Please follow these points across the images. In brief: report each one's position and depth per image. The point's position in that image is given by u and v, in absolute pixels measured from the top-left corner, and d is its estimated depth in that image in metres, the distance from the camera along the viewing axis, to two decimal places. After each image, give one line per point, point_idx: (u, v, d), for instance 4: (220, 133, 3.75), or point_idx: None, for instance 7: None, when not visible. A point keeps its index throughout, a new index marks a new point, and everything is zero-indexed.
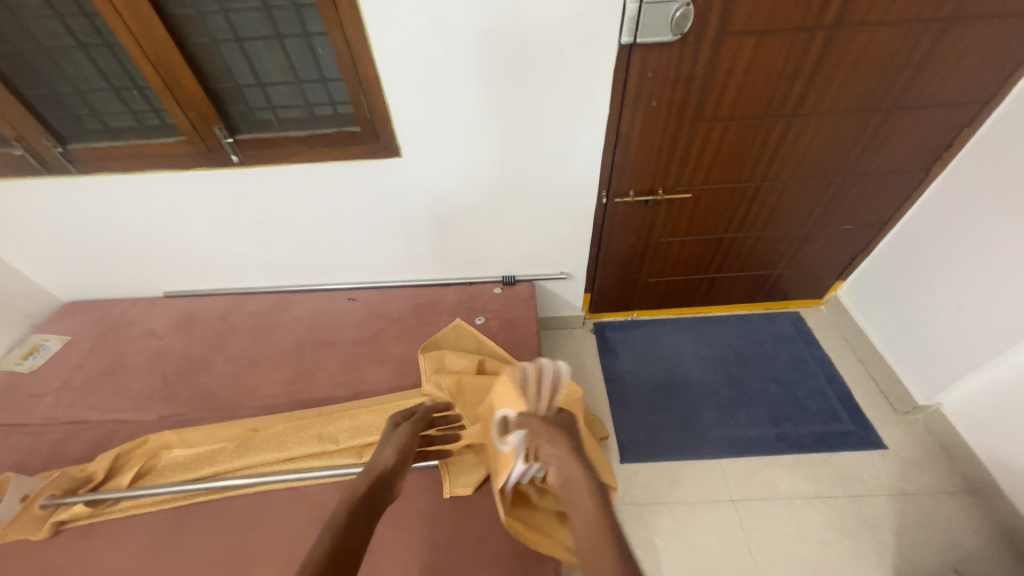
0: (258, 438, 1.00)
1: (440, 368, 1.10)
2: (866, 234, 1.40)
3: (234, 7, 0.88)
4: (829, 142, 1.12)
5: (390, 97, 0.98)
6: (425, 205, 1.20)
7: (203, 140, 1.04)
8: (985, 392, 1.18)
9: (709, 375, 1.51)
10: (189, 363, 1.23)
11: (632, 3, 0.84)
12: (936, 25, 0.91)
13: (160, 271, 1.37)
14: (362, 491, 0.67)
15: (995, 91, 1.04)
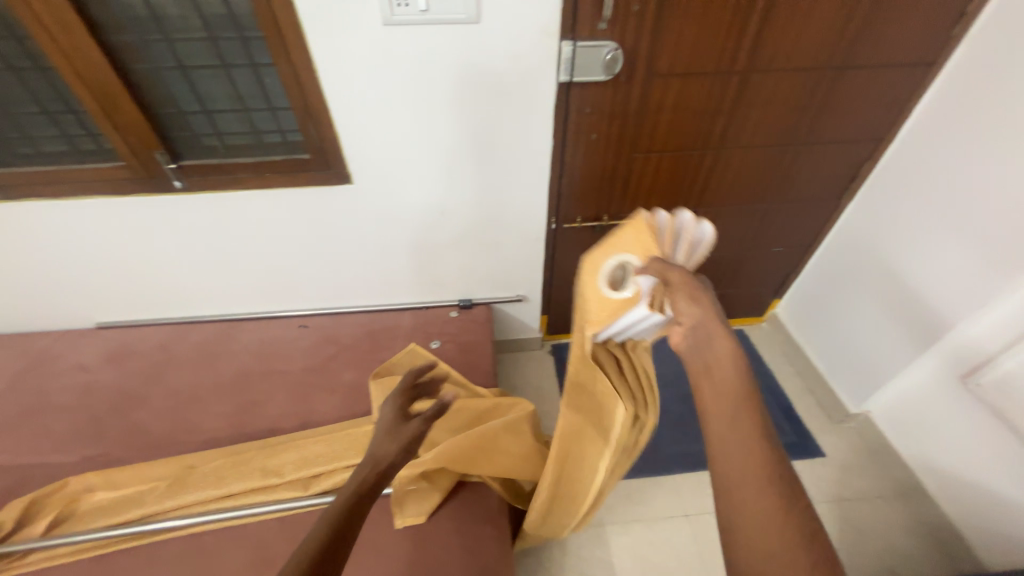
0: (193, 476, 0.95)
1: None
2: (794, 255, 1.53)
3: (179, 37, 0.89)
4: (753, 172, 1.23)
5: (339, 127, 1.00)
6: (378, 230, 1.21)
7: (143, 165, 1.02)
8: (902, 397, 1.29)
9: (662, 392, 1.56)
10: (122, 398, 1.15)
11: (566, 46, 0.92)
12: (830, 72, 1.04)
13: (94, 300, 1.29)
14: (353, 493, 0.60)
15: (886, 130, 1.18)
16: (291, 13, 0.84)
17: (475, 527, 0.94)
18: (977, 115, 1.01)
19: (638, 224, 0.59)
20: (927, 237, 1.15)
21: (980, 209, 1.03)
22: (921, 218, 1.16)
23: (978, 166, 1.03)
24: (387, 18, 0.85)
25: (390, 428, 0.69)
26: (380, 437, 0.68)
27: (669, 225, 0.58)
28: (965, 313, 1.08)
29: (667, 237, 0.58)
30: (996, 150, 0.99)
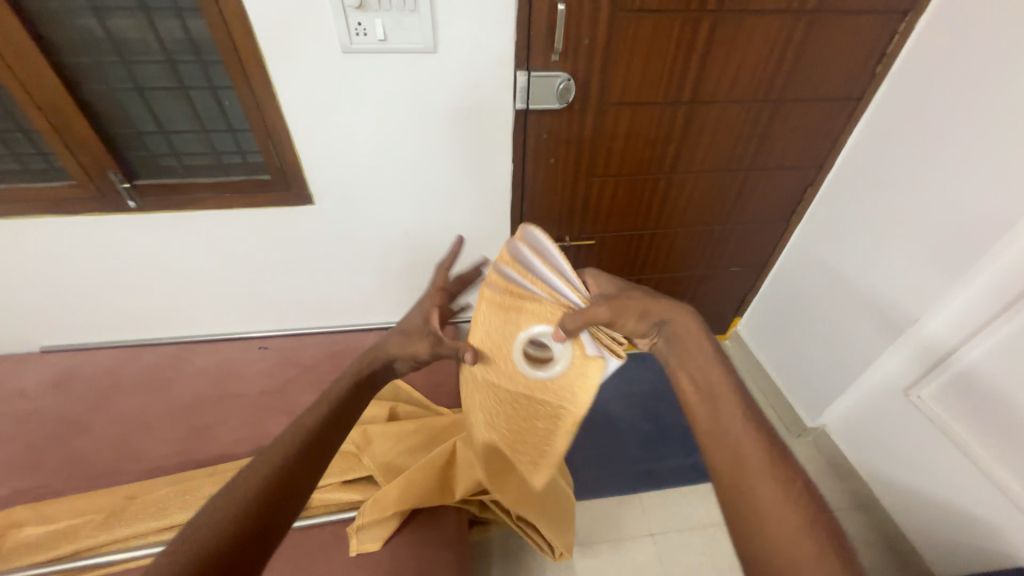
0: (134, 506, 0.90)
1: None
2: (750, 275, 1.59)
3: (137, 60, 0.90)
4: (705, 195, 1.29)
5: (299, 148, 1.01)
6: (342, 250, 1.22)
7: (95, 184, 1.00)
8: (850, 410, 1.33)
9: (629, 409, 1.58)
10: (62, 425, 1.10)
11: (521, 76, 0.97)
12: (770, 105, 1.11)
13: (40, 322, 1.24)
14: (352, 393, 0.63)
15: (825, 157, 1.27)
16: (251, 39, 0.86)
17: (431, 552, 0.92)
18: (898, 145, 1.10)
19: (511, 299, 0.67)
20: (863, 259, 1.21)
21: (904, 230, 1.10)
22: (855, 237, 1.23)
23: (902, 191, 1.10)
24: (346, 46, 0.88)
25: (417, 329, 0.68)
26: (403, 329, 0.68)
27: (535, 280, 0.65)
28: (899, 328, 1.14)
29: (542, 285, 0.65)
30: (913, 176, 1.07)
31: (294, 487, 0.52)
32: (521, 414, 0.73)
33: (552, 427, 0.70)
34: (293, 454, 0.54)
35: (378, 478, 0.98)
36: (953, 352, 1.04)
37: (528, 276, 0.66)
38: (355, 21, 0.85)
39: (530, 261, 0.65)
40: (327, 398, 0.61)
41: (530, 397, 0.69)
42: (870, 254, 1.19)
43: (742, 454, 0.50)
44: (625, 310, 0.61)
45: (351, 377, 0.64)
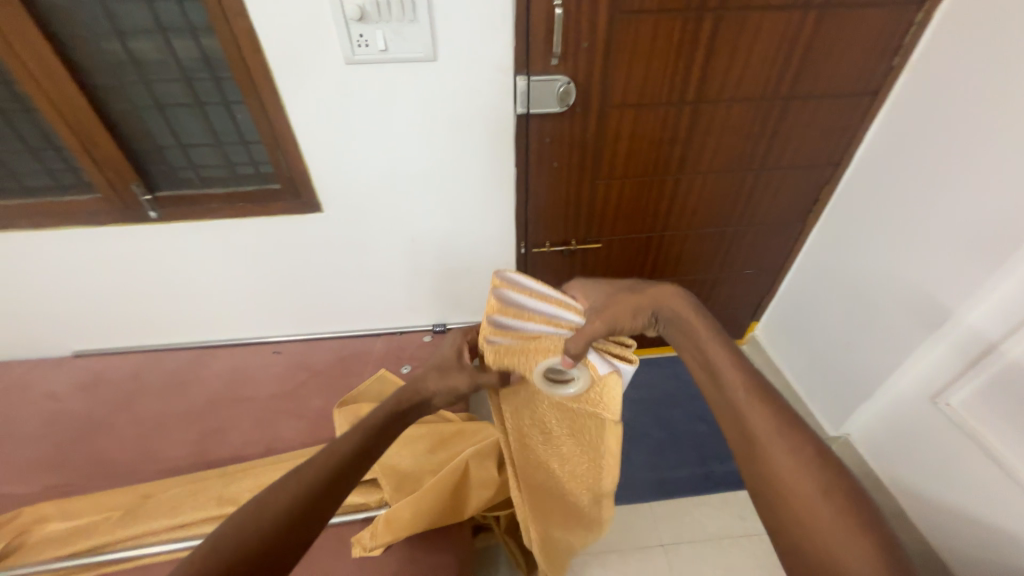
0: (149, 504, 0.94)
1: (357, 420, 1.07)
2: (766, 278, 1.54)
3: (156, 79, 0.95)
4: (714, 196, 1.26)
5: (307, 158, 1.04)
6: (350, 256, 1.24)
7: (119, 197, 1.05)
8: (875, 418, 1.27)
9: (640, 416, 1.54)
10: (88, 425, 1.15)
11: (521, 81, 0.97)
12: (779, 102, 1.08)
13: (72, 329, 1.32)
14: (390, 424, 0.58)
15: (841, 154, 1.22)
16: (259, 54, 0.89)
17: (432, 557, 0.91)
18: (919, 138, 1.05)
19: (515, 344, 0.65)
20: (885, 260, 1.16)
21: (929, 228, 1.05)
22: (877, 236, 1.18)
23: (926, 187, 1.05)
24: (348, 57, 0.91)
25: (449, 362, 0.66)
26: (437, 365, 0.65)
27: (532, 316, 0.64)
28: (925, 331, 1.09)
29: (539, 320, 0.64)
30: (938, 172, 1.02)
31: (305, 524, 0.47)
32: (569, 435, 0.76)
33: (597, 450, 0.72)
34: (315, 492, 0.48)
35: (382, 484, 0.98)
36: (983, 357, 0.97)
37: (523, 317, 0.64)
38: (357, 32, 0.88)
39: (518, 303, 0.64)
40: (363, 425, 0.56)
41: (575, 419, 0.73)
42: (892, 254, 1.14)
43: (753, 428, 0.47)
44: (621, 306, 0.59)
45: (390, 405, 0.59)
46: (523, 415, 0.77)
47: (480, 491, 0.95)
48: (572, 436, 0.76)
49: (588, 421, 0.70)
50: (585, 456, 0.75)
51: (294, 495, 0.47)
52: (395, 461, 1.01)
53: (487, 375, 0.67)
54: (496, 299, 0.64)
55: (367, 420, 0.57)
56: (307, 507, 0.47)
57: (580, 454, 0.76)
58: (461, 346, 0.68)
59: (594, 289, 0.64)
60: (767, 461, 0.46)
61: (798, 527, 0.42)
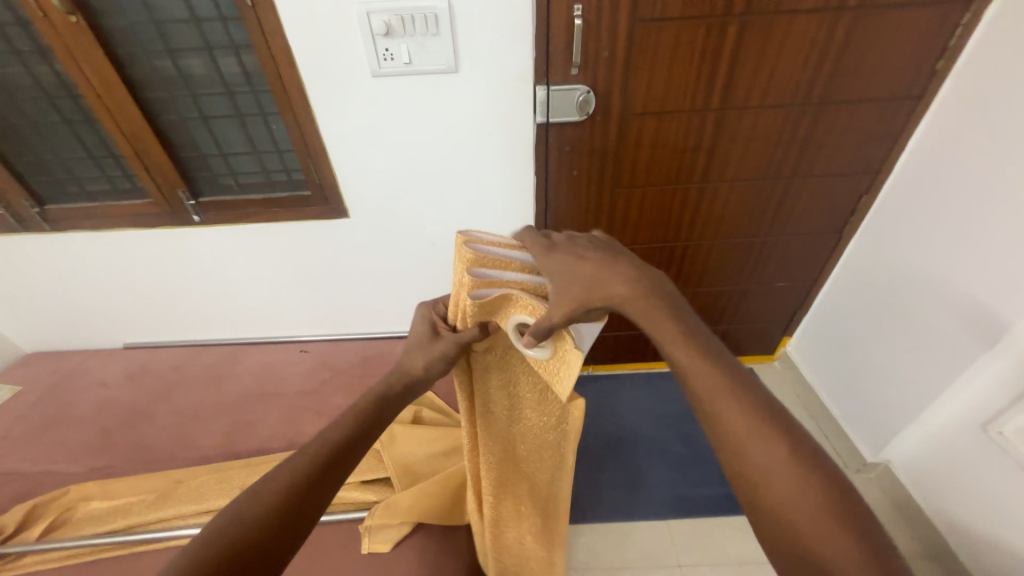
0: (180, 490, 1.00)
1: None
2: (800, 291, 1.47)
3: (202, 93, 1.02)
4: (742, 206, 1.22)
5: (336, 166, 1.09)
6: (374, 260, 1.28)
7: (167, 201, 1.14)
8: (919, 444, 1.18)
9: (661, 430, 1.50)
10: (132, 413, 1.24)
11: (540, 91, 0.98)
12: (811, 109, 1.04)
13: (124, 322, 1.43)
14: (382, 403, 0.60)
15: (881, 163, 1.16)
16: (292, 69, 0.95)
17: (439, 559, 0.92)
18: (967, 146, 0.99)
19: (493, 293, 0.57)
20: (927, 274, 1.09)
21: (977, 242, 0.98)
22: (920, 249, 1.11)
23: (974, 198, 0.98)
24: (375, 71, 0.95)
25: (425, 339, 0.65)
26: (421, 341, 0.65)
27: (509, 262, 0.58)
28: (974, 352, 1.01)
29: (516, 267, 0.58)
30: (988, 181, 0.95)
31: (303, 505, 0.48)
32: (528, 441, 0.74)
33: (561, 446, 0.70)
34: (311, 471, 0.50)
35: (393, 479, 1.00)
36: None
37: (500, 265, 0.58)
38: (383, 47, 0.92)
39: (491, 250, 0.58)
40: (350, 414, 0.58)
41: (544, 406, 0.69)
42: (935, 269, 1.07)
43: (752, 457, 0.40)
44: (569, 302, 0.50)
45: (381, 389, 0.61)
46: (490, 408, 0.74)
47: None
48: (536, 438, 0.73)
49: (552, 410, 0.68)
50: (542, 466, 0.75)
51: (286, 479, 0.49)
52: (407, 459, 1.04)
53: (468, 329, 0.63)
54: (471, 247, 0.57)
55: (354, 408, 0.58)
56: (302, 489, 0.48)
57: (538, 461, 0.75)
58: (432, 320, 0.68)
59: (558, 262, 0.53)
60: (758, 476, 0.40)
61: (780, 530, 0.38)
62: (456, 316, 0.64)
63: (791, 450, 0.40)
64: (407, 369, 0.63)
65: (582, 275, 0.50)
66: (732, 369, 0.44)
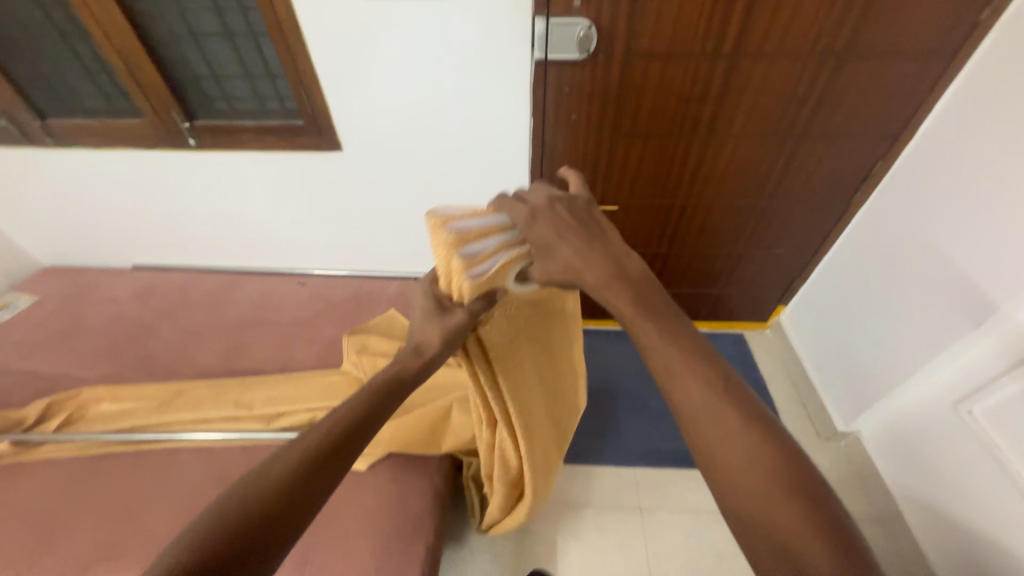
0: (180, 399, 1.08)
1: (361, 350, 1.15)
2: (799, 259, 1.44)
3: (190, 7, 0.99)
4: (746, 164, 1.17)
5: (328, 96, 1.07)
6: (368, 198, 1.29)
7: (163, 123, 1.14)
8: (891, 418, 1.19)
9: (642, 385, 1.54)
10: (139, 328, 1.32)
11: (540, 23, 0.92)
12: (831, 60, 0.97)
13: (131, 243, 1.48)
14: (396, 383, 0.56)
15: (901, 127, 1.08)
16: None
17: (412, 479, 1.00)
18: (991, 110, 0.91)
19: (496, 263, 0.60)
20: (926, 249, 1.05)
21: (981, 215, 0.93)
22: (922, 222, 1.06)
23: (987, 168, 0.92)
24: None
25: (432, 315, 0.62)
26: (426, 313, 0.62)
27: (492, 229, 0.60)
28: (959, 330, 0.99)
29: (498, 230, 0.61)
30: (1004, 149, 0.89)
31: (328, 478, 0.46)
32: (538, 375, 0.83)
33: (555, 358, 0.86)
34: (318, 452, 0.47)
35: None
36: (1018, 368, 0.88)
37: (481, 235, 0.60)
38: None
39: (469, 223, 0.60)
40: (359, 395, 0.54)
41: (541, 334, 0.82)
42: (936, 244, 1.02)
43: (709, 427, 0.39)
44: (553, 269, 0.53)
45: (393, 370, 0.57)
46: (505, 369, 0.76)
47: (460, 433, 1.02)
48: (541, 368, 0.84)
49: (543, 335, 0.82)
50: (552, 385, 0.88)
51: (305, 457, 0.46)
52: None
53: (472, 303, 0.62)
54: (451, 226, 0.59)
55: (361, 390, 0.54)
56: (325, 464, 0.47)
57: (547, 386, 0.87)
58: (430, 292, 0.63)
59: (540, 233, 0.54)
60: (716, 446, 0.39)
61: (736, 496, 0.38)
62: (452, 287, 0.61)
63: (745, 419, 0.39)
64: (425, 349, 0.60)
65: (560, 260, 0.52)
66: (695, 353, 0.43)
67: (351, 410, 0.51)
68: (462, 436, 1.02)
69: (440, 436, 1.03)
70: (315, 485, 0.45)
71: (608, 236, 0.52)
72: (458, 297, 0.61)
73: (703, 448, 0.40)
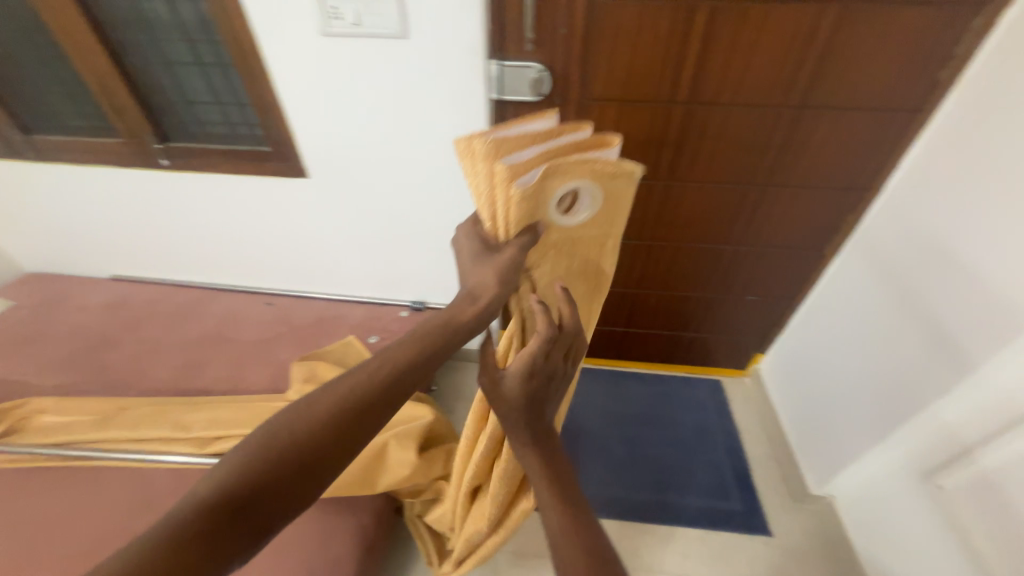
0: (121, 415, 1.06)
1: (308, 376, 1.13)
2: (774, 309, 1.39)
3: (164, 39, 1.05)
4: (712, 210, 1.16)
5: (292, 125, 1.09)
6: (334, 224, 1.30)
7: (137, 143, 1.17)
8: (867, 484, 1.11)
9: (607, 428, 1.48)
10: (102, 339, 1.33)
11: (493, 65, 0.94)
12: (789, 110, 0.96)
13: (109, 254, 1.51)
14: (398, 375, 0.51)
15: (870, 179, 1.06)
16: (245, 21, 0.94)
17: (336, 518, 0.96)
18: (958, 165, 0.87)
19: (537, 172, 0.54)
20: (896, 309, 0.98)
21: (948, 274, 0.87)
22: (893, 277, 1.00)
23: (951, 223, 0.87)
24: (324, 31, 0.93)
25: (478, 257, 0.60)
26: (479, 258, 0.60)
27: (527, 137, 0.58)
28: (926, 398, 0.92)
29: (532, 143, 0.58)
30: (971, 206, 0.84)
31: (345, 448, 0.47)
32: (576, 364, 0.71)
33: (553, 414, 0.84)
34: (305, 446, 0.45)
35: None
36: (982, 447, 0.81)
37: (517, 144, 0.57)
38: (331, 5, 0.90)
39: (507, 134, 0.56)
40: (385, 364, 0.52)
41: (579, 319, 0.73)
42: (904, 302, 0.97)
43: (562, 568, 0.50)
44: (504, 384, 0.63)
45: (400, 357, 0.52)
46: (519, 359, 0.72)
47: (395, 471, 0.98)
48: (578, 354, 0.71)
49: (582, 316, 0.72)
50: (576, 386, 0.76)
51: (325, 430, 0.46)
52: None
53: (520, 235, 0.58)
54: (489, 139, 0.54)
55: (387, 356, 0.52)
56: (342, 439, 0.47)
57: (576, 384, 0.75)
58: (478, 239, 0.62)
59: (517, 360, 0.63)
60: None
61: None
62: (497, 224, 0.59)
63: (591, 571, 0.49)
64: (478, 295, 0.57)
65: (511, 385, 0.63)
66: (579, 524, 0.56)
67: (374, 385, 0.50)
68: (398, 476, 0.98)
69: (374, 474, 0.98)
70: (331, 456, 0.46)
71: (546, 388, 0.66)
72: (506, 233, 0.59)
73: (544, 515, 0.58)
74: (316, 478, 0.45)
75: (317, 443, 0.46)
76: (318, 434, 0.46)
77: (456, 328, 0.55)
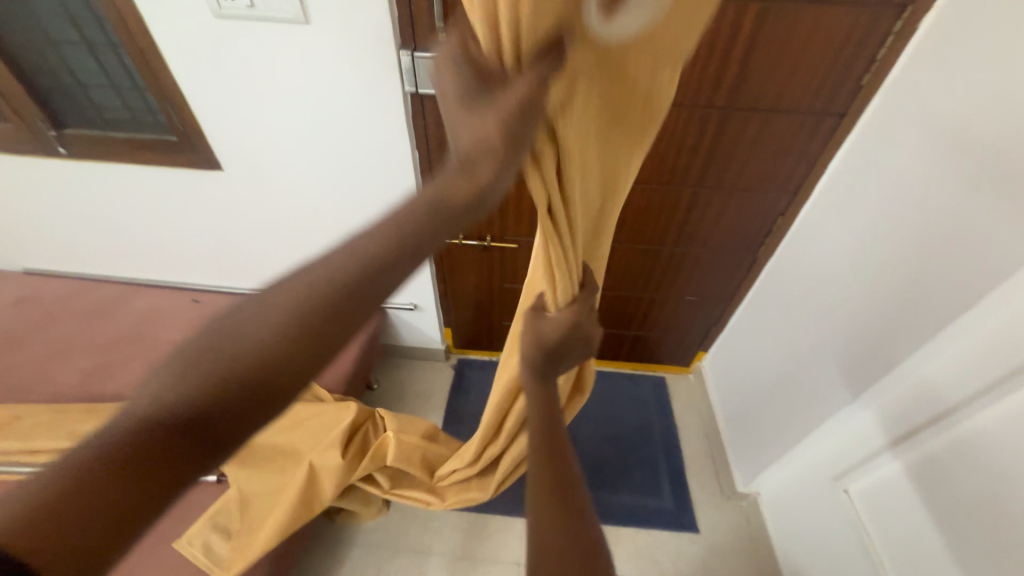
0: (17, 424, 1.01)
1: None
2: (714, 308, 1.39)
3: (45, 18, 0.98)
4: (646, 211, 1.14)
5: (197, 113, 1.01)
6: (257, 219, 1.23)
7: (31, 131, 1.07)
8: (787, 487, 1.13)
9: None
10: (5, 339, 1.23)
11: (404, 57, 0.88)
12: (716, 112, 0.94)
13: (16, 247, 1.39)
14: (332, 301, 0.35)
15: (798, 184, 1.05)
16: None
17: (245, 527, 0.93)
18: (872, 178, 0.88)
19: None
20: (819, 320, 1.00)
21: (861, 286, 0.88)
22: (815, 287, 1.01)
23: (864, 236, 0.88)
24: (216, 11, 0.85)
25: (470, 96, 0.33)
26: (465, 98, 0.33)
27: None
28: (838, 405, 0.93)
29: None
30: (882, 220, 0.84)
31: (300, 366, 0.35)
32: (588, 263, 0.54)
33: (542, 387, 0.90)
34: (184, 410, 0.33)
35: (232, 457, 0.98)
36: (897, 445, 0.80)
37: None
38: None
39: None
40: (347, 260, 0.35)
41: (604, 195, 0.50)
42: (824, 312, 0.98)
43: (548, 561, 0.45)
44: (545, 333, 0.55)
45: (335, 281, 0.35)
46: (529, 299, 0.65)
47: (329, 476, 0.98)
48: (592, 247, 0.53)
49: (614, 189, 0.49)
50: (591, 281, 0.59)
51: (273, 343, 0.34)
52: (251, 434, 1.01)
53: (535, 59, 0.32)
54: None
55: (323, 272, 0.35)
56: (294, 356, 0.34)
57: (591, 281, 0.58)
58: (462, 51, 0.33)
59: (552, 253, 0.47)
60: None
61: None
62: (497, 33, 0.31)
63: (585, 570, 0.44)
64: (478, 163, 0.34)
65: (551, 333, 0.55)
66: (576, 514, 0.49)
67: (337, 290, 0.35)
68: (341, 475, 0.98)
69: (313, 481, 0.98)
70: (284, 375, 0.35)
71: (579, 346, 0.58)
72: (514, 56, 0.32)
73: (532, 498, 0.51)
74: (272, 396, 0.35)
75: (260, 358, 0.34)
76: (263, 346, 0.34)
77: (446, 213, 0.36)
